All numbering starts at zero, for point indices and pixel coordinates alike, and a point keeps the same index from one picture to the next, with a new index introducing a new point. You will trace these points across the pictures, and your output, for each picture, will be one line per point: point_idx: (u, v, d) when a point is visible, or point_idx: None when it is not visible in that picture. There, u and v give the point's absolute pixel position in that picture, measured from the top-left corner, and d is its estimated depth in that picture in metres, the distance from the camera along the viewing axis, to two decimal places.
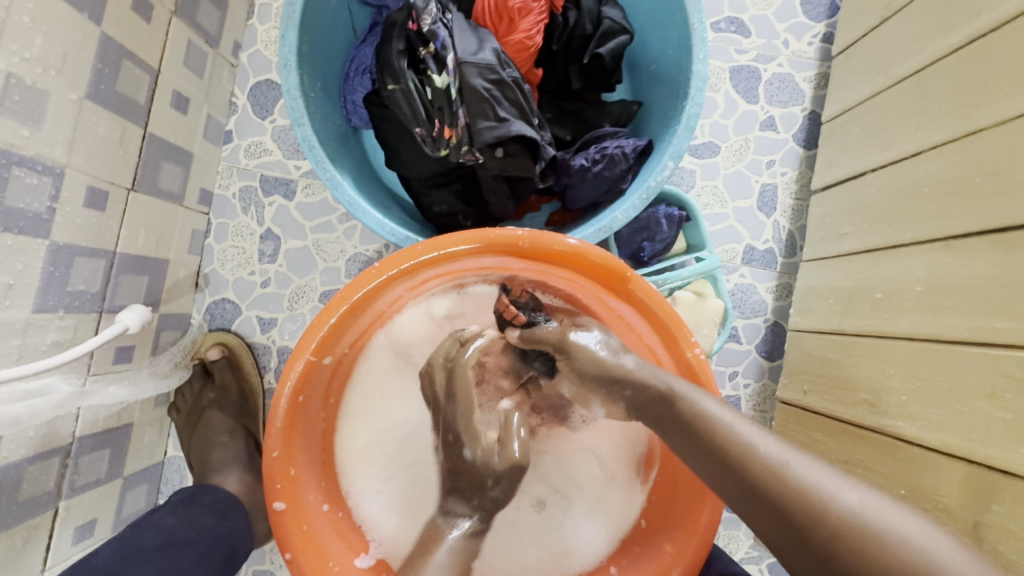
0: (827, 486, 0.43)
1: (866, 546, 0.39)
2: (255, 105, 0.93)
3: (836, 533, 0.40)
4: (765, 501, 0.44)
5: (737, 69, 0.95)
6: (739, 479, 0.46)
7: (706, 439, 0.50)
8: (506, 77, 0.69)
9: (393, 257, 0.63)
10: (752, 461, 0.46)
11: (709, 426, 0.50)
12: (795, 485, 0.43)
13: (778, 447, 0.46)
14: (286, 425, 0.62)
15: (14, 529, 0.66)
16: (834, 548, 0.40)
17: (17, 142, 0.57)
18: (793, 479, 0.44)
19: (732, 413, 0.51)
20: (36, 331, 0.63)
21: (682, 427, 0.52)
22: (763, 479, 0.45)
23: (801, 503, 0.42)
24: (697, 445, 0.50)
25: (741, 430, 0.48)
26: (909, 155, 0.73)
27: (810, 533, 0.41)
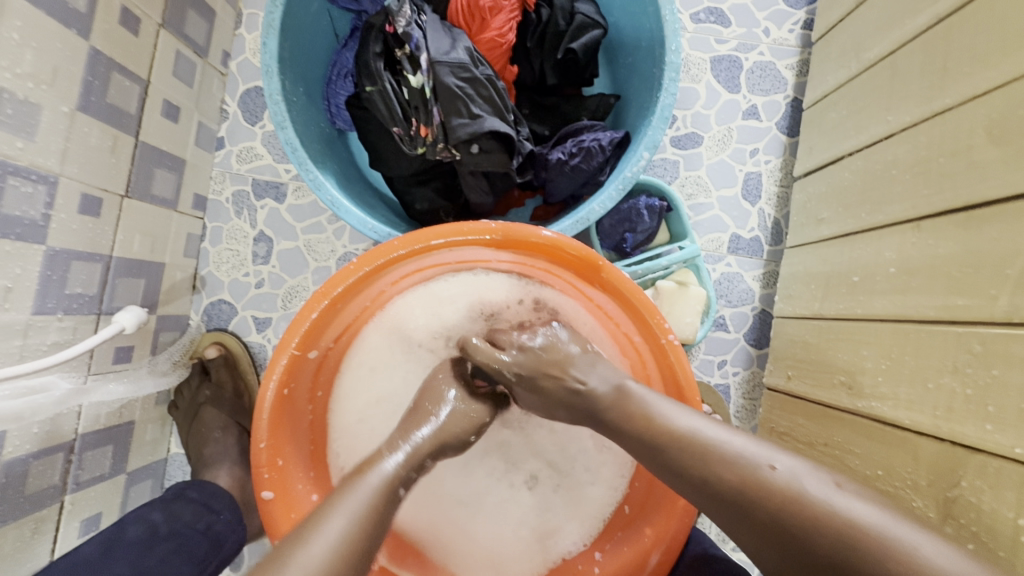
0: (758, 473, 0.46)
1: (805, 520, 0.43)
2: (245, 112, 0.96)
3: (779, 509, 0.44)
4: (709, 497, 0.48)
5: (717, 59, 0.96)
6: (684, 480, 0.50)
7: (649, 444, 0.53)
8: (479, 74, 0.71)
9: (370, 253, 0.65)
10: (690, 461, 0.49)
11: (654, 427, 0.53)
12: (735, 468, 0.47)
13: (710, 441, 0.50)
14: (272, 418, 0.64)
15: (21, 521, 0.69)
16: (776, 521, 0.44)
17: (12, 153, 0.60)
18: (733, 463, 0.48)
19: (666, 409, 0.54)
20: (37, 332, 0.67)
21: (627, 434, 0.55)
22: (703, 477, 0.48)
23: (744, 485, 0.46)
24: (642, 453, 0.53)
25: (684, 426, 0.52)
26: (882, 138, 0.74)
27: (755, 512, 0.45)
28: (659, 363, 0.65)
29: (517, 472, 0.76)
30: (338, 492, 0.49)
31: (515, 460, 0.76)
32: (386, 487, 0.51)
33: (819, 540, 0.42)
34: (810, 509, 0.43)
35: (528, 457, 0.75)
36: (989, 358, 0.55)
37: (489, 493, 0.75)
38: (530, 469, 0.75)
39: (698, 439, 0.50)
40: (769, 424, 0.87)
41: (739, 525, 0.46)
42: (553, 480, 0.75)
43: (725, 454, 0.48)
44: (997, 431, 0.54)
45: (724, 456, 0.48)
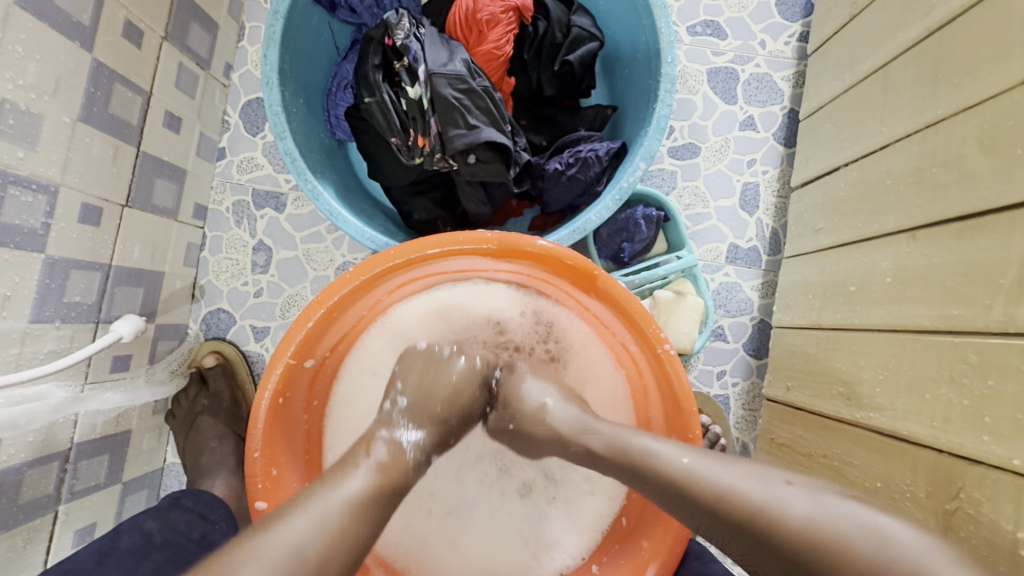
0: (772, 496, 0.45)
1: (826, 549, 0.41)
2: (246, 123, 0.97)
3: (795, 541, 0.42)
4: (728, 530, 0.46)
5: (714, 71, 0.96)
6: (700, 516, 0.47)
7: (655, 476, 0.50)
8: (476, 86, 0.72)
9: (365, 263, 0.65)
10: (704, 495, 0.47)
11: (652, 466, 0.51)
12: (743, 505, 0.45)
13: (721, 470, 0.48)
14: (267, 427, 0.64)
15: (14, 531, 0.69)
16: (795, 555, 0.42)
17: (13, 162, 0.61)
18: (740, 500, 0.45)
19: (667, 443, 0.52)
20: (34, 340, 0.67)
21: (629, 474, 0.52)
22: (720, 509, 0.46)
23: (754, 520, 0.44)
24: (650, 487, 0.51)
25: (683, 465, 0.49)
26: (876, 149, 0.74)
27: (770, 546, 0.43)
28: (656, 373, 0.65)
29: (506, 480, 0.75)
30: (328, 476, 0.49)
31: (509, 469, 0.75)
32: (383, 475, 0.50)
33: (845, 567, 0.40)
34: (837, 536, 0.41)
35: (523, 467, 0.75)
36: (984, 368, 0.55)
37: (483, 503, 0.75)
38: (521, 480, 0.75)
39: (706, 468, 0.49)
40: (769, 436, 0.86)
41: (765, 555, 0.44)
42: (544, 491, 0.74)
43: (735, 489, 0.46)
44: (995, 442, 0.53)
45: (731, 489, 0.46)
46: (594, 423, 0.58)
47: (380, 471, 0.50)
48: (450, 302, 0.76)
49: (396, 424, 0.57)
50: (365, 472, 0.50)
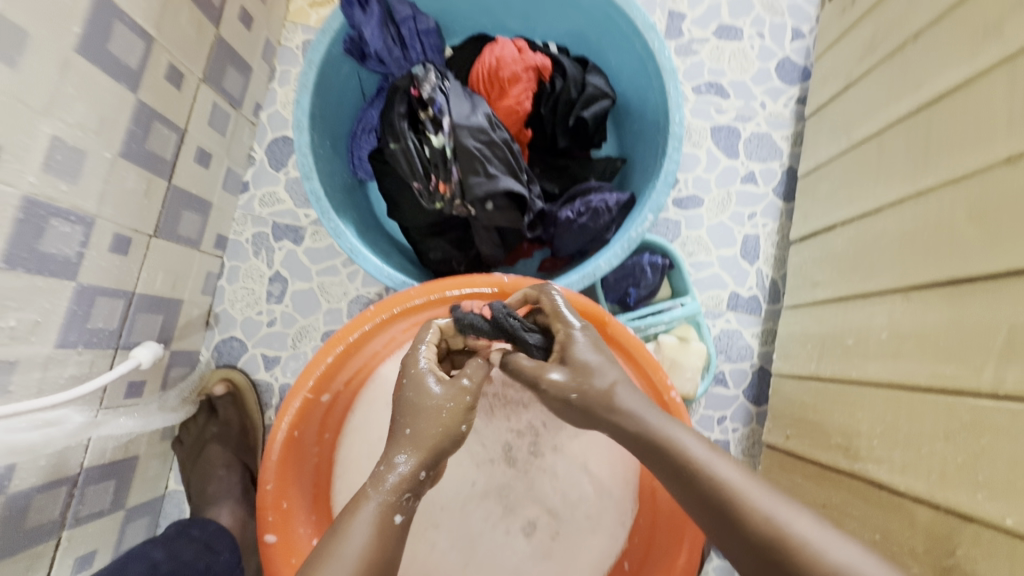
0: (817, 539, 0.47)
1: None
2: (271, 159, 1.02)
3: None
4: (757, 556, 0.48)
5: (717, 128, 1.02)
6: (734, 536, 0.49)
7: (695, 489, 0.51)
8: (496, 138, 0.76)
9: (388, 301, 0.69)
10: (749, 520, 0.48)
11: (701, 474, 0.51)
12: (787, 540, 0.47)
13: (772, 501, 0.49)
14: (280, 459, 0.66)
15: (17, 557, 0.69)
16: None
17: (55, 195, 0.63)
18: (786, 534, 0.47)
19: (718, 457, 0.53)
20: (56, 365, 0.68)
21: (671, 472, 0.53)
22: (761, 537, 0.48)
23: (794, 558, 0.46)
24: (684, 495, 0.52)
25: (736, 484, 0.50)
26: (872, 210, 0.78)
27: None
28: None
29: (511, 520, 0.76)
30: (332, 538, 0.49)
31: (512, 508, 0.76)
32: (380, 522, 0.50)
33: None
34: None
35: (527, 506, 0.76)
36: (977, 427, 0.57)
37: (488, 542, 0.75)
38: (525, 521, 0.75)
39: (753, 495, 0.49)
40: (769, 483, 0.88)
41: None
42: (548, 530, 0.75)
43: (785, 524, 0.48)
44: (990, 500, 0.55)
45: (778, 523, 0.48)
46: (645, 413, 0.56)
47: (374, 527, 0.49)
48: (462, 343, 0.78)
49: (380, 474, 0.52)
50: (366, 529, 0.49)
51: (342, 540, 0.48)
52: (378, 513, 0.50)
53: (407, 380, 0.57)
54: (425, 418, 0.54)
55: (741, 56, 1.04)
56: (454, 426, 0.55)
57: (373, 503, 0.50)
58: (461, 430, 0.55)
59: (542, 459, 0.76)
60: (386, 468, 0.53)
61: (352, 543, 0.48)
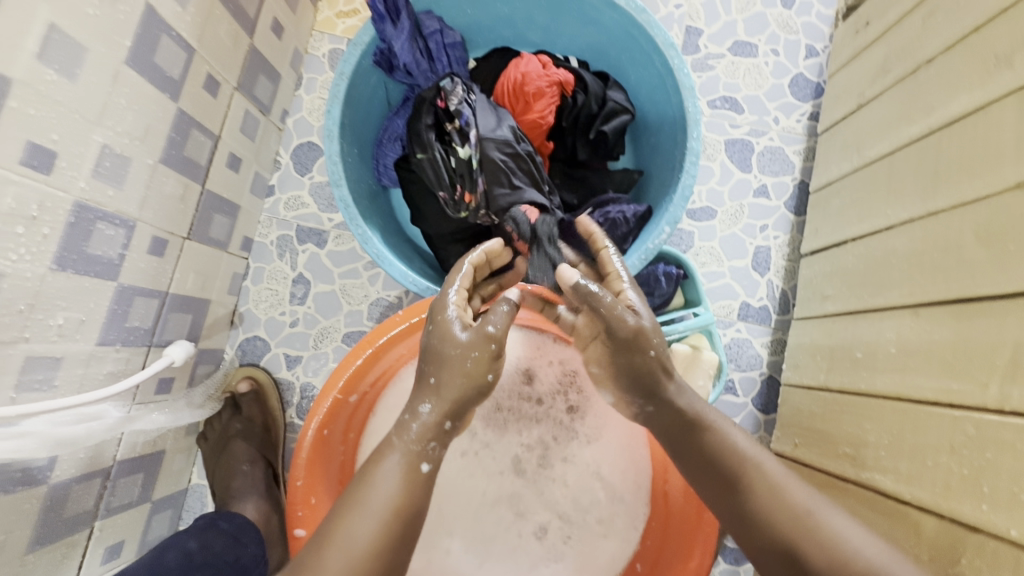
0: (847, 535, 0.50)
1: None
2: (297, 164, 1.05)
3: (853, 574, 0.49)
4: (788, 545, 0.51)
5: (731, 142, 1.05)
6: (767, 523, 0.52)
7: (736, 475, 0.55)
8: (521, 150, 0.80)
9: (414, 306, 0.72)
10: (786, 511, 0.52)
11: (746, 464, 0.55)
12: (820, 534, 0.51)
13: (809, 497, 0.53)
14: (310, 457, 0.68)
15: (56, 544, 0.72)
16: None
17: (102, 200, 0.66)
18: (820, 529, 0.51)
19: (761, 452, 0.56)
20: (96, 362, 0.71)
21: (717, 458, 0.56)
22: (795, 530, 0.51)
23: (824, 550, 0.50)
24: (723, 480, 0.55)
25: (778, 478, 0.54)
26: (882, 228, 0.81)
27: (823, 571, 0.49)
28: None
29: (528, 519, 0.78)
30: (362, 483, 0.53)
31: (527, 509, 0.78)
32: (407, 471, 0.54)
33: None
34: None
35: (544, 507, 0.79)
36: (982, 441, 0.60)
37: (504, 540, 0.78)
38: (540, 521, 0.78)
39: (792, 491, 0.53)
40: None
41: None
42: (562, 532, 0.77)
43: (820, 520, 0.51)
44: (993, 512, 0.57)
45: (814, 518, 0.51)
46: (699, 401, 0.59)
47: (403, 475, 0.53)
48: None
49: (404, 426, 0.56)
50: (392, 476, 0.53)
51: (371, 482, 0.53)
52: (404, 462, 0.54)
53: (434, 326, 0.59)
54: (448, 366, 0.57)
55: (756, 72, 1.06)
56: (478, 375, 0.57)
57: (398, 453, 0.54)
58: (486, 378, 0.57)
59: (558, 461, 0.79)
60: (413, 415, 0.56)
61: (379, 492, 0.52)
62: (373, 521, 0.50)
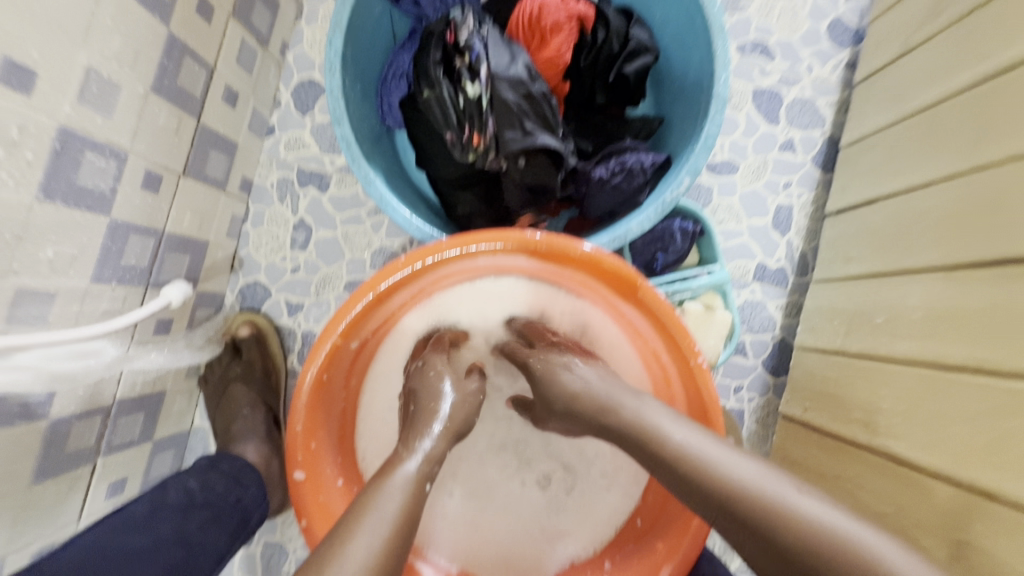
0: (783, 497, 0.47)
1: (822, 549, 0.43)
2: (297, 102, 0.99)
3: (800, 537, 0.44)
4: (733, 518, 0.48)
5: (759, 92, 0.98)
6: (708, 499, 0.49)
7: (668, 460, 0.52)
8: (535, 91, 0.74)
9: (419, 250, 0.67)
10: (717, 482, 0.49)
11: (673, 447, 0.52)
12: (756, 501, 0.47)
13: (737, 463, 0.50)
14: (309, 402, 0.67)
15: (60, 478, 0.72)
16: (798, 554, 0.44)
17: (91, 128, 0.63)
18: (754, 495, 0.48)
19: (689, 430, 0.54)
20: (92, 299, 0.69)
21: (644, 450, 0.54)
22: (731, 500, 0.48)
23: (763, 518, 0.46)
24: (661, 471, 0.53)
25: (704, 452, 0.51)
26: (919, 185, 0.76)
27: (773, 539, 0.45)
28: (686, 384, 0.68)
29: (528, 471, 0.78)
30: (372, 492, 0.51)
31: (528, 461, 0.78)
32: (417, 483, 0.53)
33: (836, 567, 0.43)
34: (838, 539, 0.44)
35: (545, 461, 0.78)
36: (1007, 410, 0.57)
37: (505, 490, 0.78)
38: (542, 473, 0.78)
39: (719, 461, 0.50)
40: (782, 452, 0.89)
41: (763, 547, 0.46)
42: (565, 483, 0.77)
43: (751, 486, 0.48)
44: (1007, 479, 0.56)
45: (746, 487, 0.48)
46: (616, 394, 0.58)
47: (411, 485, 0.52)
48: (499, 295, 0.78)
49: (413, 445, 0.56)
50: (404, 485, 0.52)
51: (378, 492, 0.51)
52: (414, 476, 0.53)
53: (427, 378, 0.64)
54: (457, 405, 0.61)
55: (792, 13, 0.98)
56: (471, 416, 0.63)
57: (411, 466, 0.54)
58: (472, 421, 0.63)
59: None
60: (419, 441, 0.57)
61: (388, 499, 0.51)
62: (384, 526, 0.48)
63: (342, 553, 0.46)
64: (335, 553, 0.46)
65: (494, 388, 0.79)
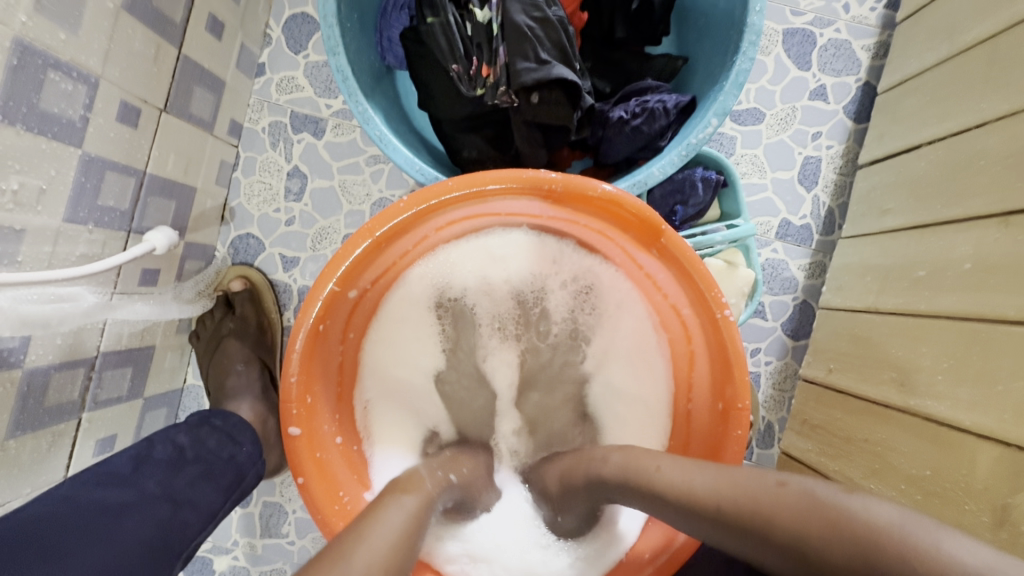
0: (767, 488, 0.43)
1: (816, 528, 0.39)
2: (289, 39, 0.92)
3: (794, 521, 0.40)
4: (732, 530, 0.44)
5: (791, 33, 0.90)
6: (702, 520, 0.46)
7: (659, 497, 0.49)
8: (550, 15, 0.67)
9: (421, 192, 0.61)
10: (702, 501, 0.46)
11: (657, 482, 0.50)
12: (741, 504, 0.43)
13: (717, 474, 0.47)
14: (305, 352, 0.62)
15: (39, 433, 0.68)
16: (797, 542, 0.40)
17: (54, 44, 0.56)
18: (737, 499, 0.44)
19: (670, 463, 0.52)
20: (67, 241, 0.64)
21: (635, 494, 0.52)
22: (719, 512, 0.45)
23: (752, 516, 0.42)
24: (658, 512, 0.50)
25: (686, 474, 0.49)
26: (972, 127, 0.70)
27: (771, 535, 0.41)
28: (709, 341, 0.62)
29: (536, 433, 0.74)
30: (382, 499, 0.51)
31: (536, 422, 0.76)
32: (425, 505, 0.52)
33: (843, 542, 0.38)
34: (830, 512, 0.39)
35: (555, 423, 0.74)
36: None
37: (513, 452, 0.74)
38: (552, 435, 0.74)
39: (702, 479, 0.48)
40: (802, 416, 0.84)
41: (768, 546, 0.41)
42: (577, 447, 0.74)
43: (734, 486, 0.45)
44: None
45: (729, 490, 0.45)
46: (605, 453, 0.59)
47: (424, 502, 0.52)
48: (508, 250, 0.74)
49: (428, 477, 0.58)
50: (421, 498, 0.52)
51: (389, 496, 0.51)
52: (426, 497, 0.53)
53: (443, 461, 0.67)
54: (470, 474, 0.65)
55: None
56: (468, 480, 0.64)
57: (424, 490, 0.54)
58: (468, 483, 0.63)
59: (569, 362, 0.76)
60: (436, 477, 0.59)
61: (394, 513, 0.48)
62: (392, 532, 0.46)
63: (346, 552, 0.41)
64: (350, 552, 0.42)
65: (504, 344, 0.76)
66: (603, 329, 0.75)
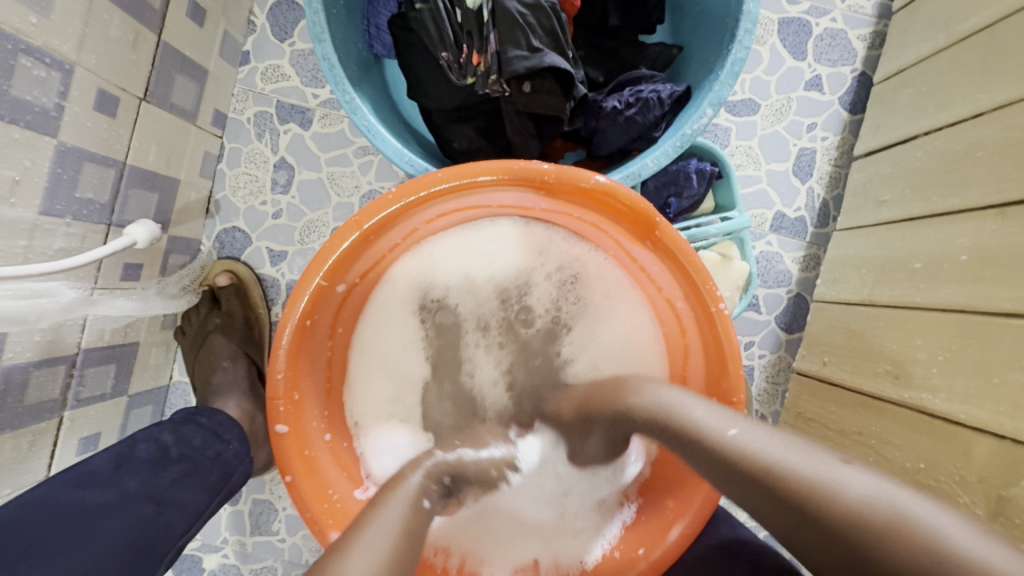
0: (821, 467, 0.40)
1: (866, 520, 0.36)
2: (274, 26, 0.89)
3: (841, 507, 0.37)
4: (764, 493, 0.42)
5: (786, 22, 0.89)
6: (735, 472, 0.44)
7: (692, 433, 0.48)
8: (542, 2, 0.66)
9: (408, 184, 0.60)
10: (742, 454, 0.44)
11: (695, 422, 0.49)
12: (787, 472, 0.41)
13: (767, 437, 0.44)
14: (292, 348, 0.60)
15: (18, 432, 0.66)
16: (837, 525, 0.37)
17: (25, 28, 0.54)
18: (785, 467, 0.41)
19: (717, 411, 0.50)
20: (44, 234, 0.62)
21: (666, 430, 0.51)
22: (758, 471, 0.42)
23: (797, 489, 0.40)
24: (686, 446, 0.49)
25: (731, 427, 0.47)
26: (969, 117, 0.69)
27: (809, 511, 0.39)
28: (702, 333, 0.61)
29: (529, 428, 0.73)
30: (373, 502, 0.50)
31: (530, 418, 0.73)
32: (414, 498, 0.52)
33: (891, 539, 0.35)
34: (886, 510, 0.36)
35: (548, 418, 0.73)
36: None
37: None
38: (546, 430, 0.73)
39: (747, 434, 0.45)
40: (796, 409, 0.84)
41: (802, 521, 0.39)
42: None
43: (781, 455, 0.42)
44: None
45: (773, 457, 0.42)
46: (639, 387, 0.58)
47: (411, 500, 0.51)
48: (498, 243, 0.73)
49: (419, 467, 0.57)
50: (406, 493, 0.51)
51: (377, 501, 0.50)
52: (414, 490, 0.53)
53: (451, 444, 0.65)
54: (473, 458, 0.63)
55: None
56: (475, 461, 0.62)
57: (410, 482, 0.53)
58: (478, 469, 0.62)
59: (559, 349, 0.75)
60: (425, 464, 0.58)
61: (387, 513, 0.47)
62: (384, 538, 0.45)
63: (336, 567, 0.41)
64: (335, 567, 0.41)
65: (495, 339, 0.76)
66: (592, 316, 0.74)
